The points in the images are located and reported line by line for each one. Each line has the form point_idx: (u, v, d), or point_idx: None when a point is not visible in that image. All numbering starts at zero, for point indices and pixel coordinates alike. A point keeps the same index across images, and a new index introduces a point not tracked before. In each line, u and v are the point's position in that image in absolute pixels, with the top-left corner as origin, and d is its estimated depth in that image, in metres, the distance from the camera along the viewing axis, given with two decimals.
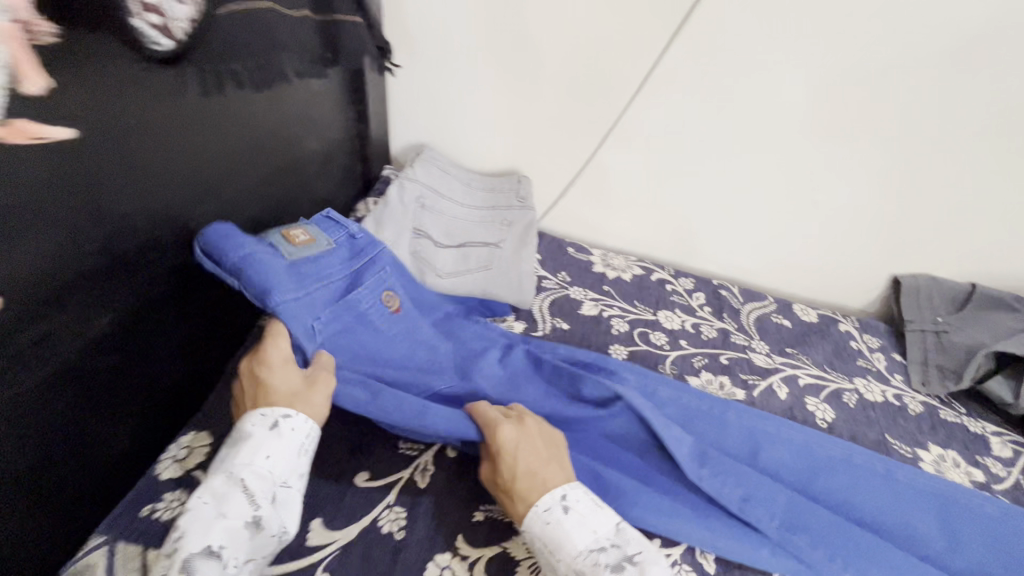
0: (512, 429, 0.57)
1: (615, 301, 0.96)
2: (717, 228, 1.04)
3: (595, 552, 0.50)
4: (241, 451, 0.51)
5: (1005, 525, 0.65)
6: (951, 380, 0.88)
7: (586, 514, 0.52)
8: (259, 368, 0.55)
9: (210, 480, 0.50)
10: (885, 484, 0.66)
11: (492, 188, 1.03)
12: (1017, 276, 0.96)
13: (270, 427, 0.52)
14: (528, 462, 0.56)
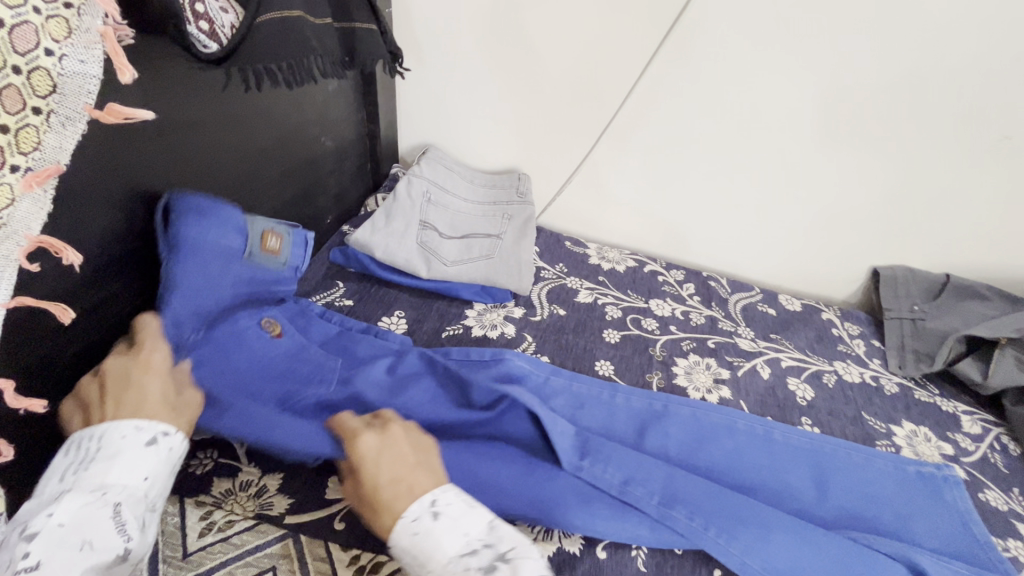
0: (371, 438, 0.56)
1: (609, 291, 1.02)
2: (706, 223, 1.10)
3: (466, 556, 0.47)
4: (111, 466, 0.47)
5: (874, 473, 0.74)
6: (923, 364, 0.94)
7: (457, 517, 0.50)
8: (136, 375, 0.54)
9: (58, 500, 0.44)
10: (763, 447, 0.75)
11: (494, 185, 1.09)
12: (992, 268, 1.02)
13: (145, 443, 0.50)
14: (390, 471, 0.53)
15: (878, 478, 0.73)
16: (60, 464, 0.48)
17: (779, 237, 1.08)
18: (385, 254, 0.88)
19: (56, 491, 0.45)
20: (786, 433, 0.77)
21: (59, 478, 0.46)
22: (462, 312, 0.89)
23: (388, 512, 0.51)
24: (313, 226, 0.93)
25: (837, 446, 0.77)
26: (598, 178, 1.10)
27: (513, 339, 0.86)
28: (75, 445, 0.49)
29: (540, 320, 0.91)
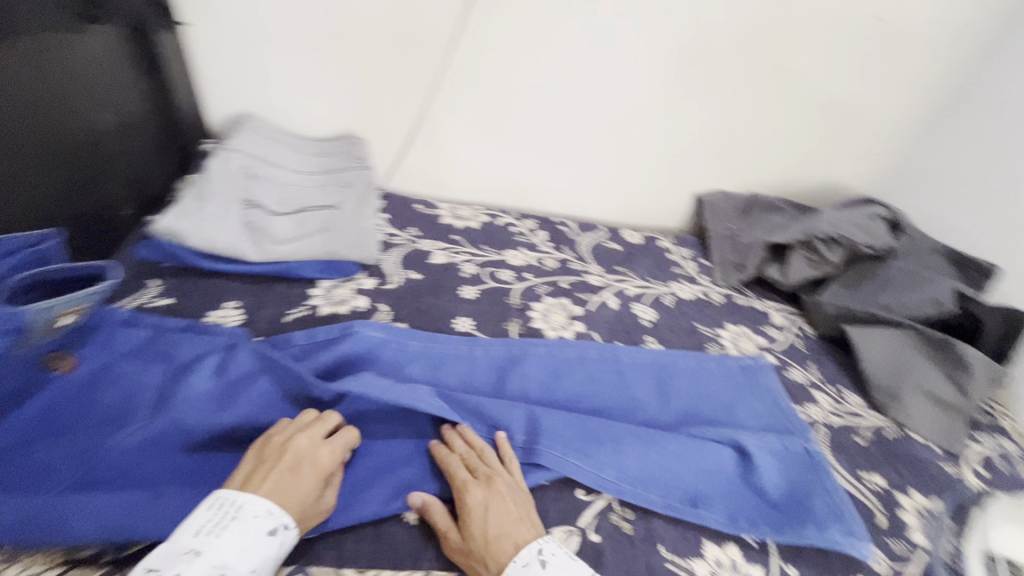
0: (480, 492, 0.59)
1: (464, 248, 1.02)
2: (550, 170, 1.13)
3: None
4: (231, 550, 0.46)
5: (702, 372, 0.85)
6: (740, 273, 1.07)
7: (562, 567, 0.54)
8: (307, 463, 0.56)
9: (187, 561, 0.45)
10: (613, 371, 0.82)
11: (326, 153, 1.01)
12: (784, 183, 1.19)
13: (269, 533, 0.49)
14: (499, 525, 0.56)
15: (710, 378, 0.84)
16: (202, 517, 0.49)
17: (616, 176, 1.15)
18: (202, 241, 0.78)
19: (188, 546, 0.46)
20: (633, 352, 0.85)
21: (194, 533, 0.47)
22: (306, 293, 0.83)
23: (496, 558, 0.53)
24: (104, 221, 0.79)
25: (674, 355, 0.87)
26: (439, 136, 1.07)
27: (366, 312, 0.82)
28: (217, 505, 0.50)
29: (393, 287, 0.88)
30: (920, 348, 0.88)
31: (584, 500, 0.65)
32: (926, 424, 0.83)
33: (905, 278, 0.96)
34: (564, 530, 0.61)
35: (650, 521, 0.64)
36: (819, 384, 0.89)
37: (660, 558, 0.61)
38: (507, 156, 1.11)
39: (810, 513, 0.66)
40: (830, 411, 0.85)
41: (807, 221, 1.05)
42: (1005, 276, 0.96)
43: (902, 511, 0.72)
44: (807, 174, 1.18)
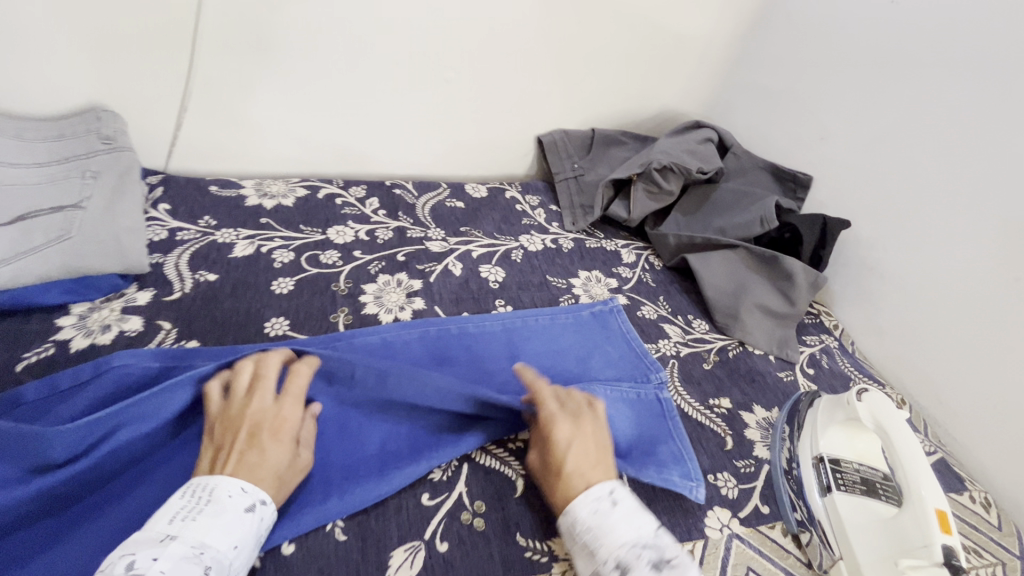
0: (567, 425, 0.59)
1: (276, 232, 0.86)
2: (372, 126, 0.99)
3: (636, 547, 0.49)
4: (210, 525, 0.44)
5: (555, 327, 0.81)
6: (589, 215, 1.04)
7: (631, 514, 0.52)
8: (268, 435, 0.53)
9: (162, 545, 0.42)
10: (461, 345, 0.74)
11: (60, 135, 0.77)
12: (621, 115, 1.16)
13: (247, 508, 0.47)
14: (577, 461, 0.56)
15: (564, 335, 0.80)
16: (175, 505, 0.45)
17: (449, 126, 1.04)
18: None
19: (163, 532, 0.43)
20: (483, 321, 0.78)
21: (169, 520, 0.44)
22: (48, 326, 0.64)
23: (568, 489, 0.54)
24: None
25: (525, 315, 0.81)
26: (220, 99, 0.87)
27: (140, 335, 0.65)
28: (190, 491, 0.47)
29: (179, 296, 0.71)
30: (751, 265, 0.92)
31: (429, 506, 0.57)
32: (763, 337, 0.88)
33: (736, 197, 1.00)
34: (407, 549, 0.53)
35: (506, 507, 0.59)
36: (669, 317, 0.90)
37: (518, 548, 0.55)
38: (316, 114, 0.94)
39: (654, 457, 0.65)
40: (679, 342, 0.86)
41: (643, 153, 1.03)
42: (816, 183, 1.02)
43: (747, 429, 0.75)
44: (642, 103, 1.16)
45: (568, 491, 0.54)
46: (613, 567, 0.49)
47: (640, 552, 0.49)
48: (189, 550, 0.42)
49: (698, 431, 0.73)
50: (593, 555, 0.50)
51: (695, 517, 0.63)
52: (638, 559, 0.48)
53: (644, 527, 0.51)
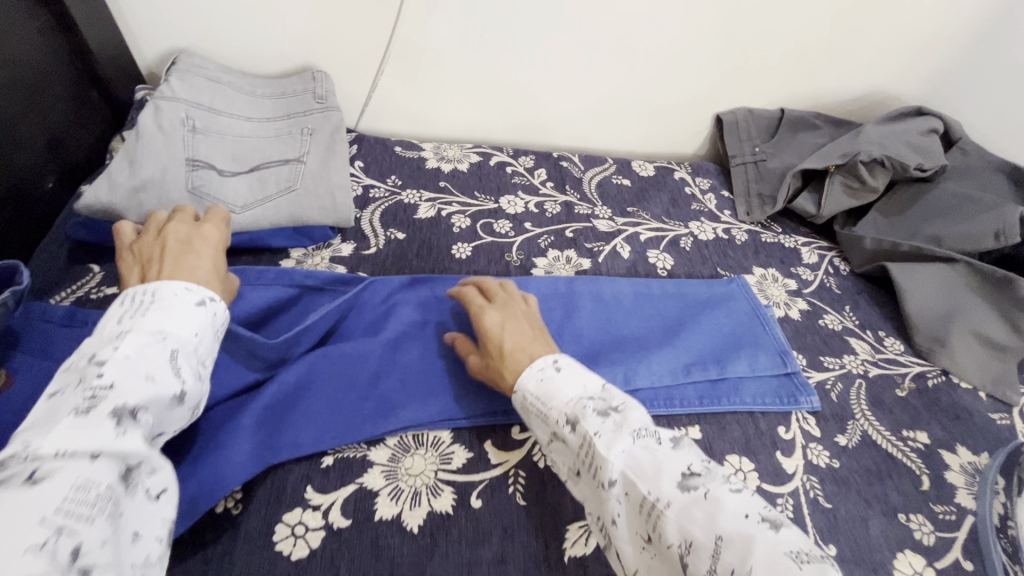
0: (495, 315, 0.61)
1: (454, 197, 0.89)
2: (548, 96, 0.98)
3: (584, 399, 0.51)
4: (165, 317, 0.47)
5: (704, 296, 0.79)
6: (768, 206, 0.95)
7: (576, 373, 0.54)
8: (197, 241, 0.57)
9: (120, 337, 0.44)
10: (611, 304, 0.76)
11: (282, 92, 0.85)
12: (815, 95, 1.04)
13: (196, 303, 0.50)
14: (515, 344, 0.58)
15: (718, 333, 0.75)
16: (116, 309, 0.48)
17: (623, 100, 1.00)
18: (139, 217, 0.66)
19: (122, 327, 0.46)
20: (635, 298, 0.77)
21: (119, 318, 0.47)
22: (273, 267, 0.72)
23: (512, 366, 0.56)
24: (26, 195, 0.66)
25: (680, 285, 0.81)
26: (412, 62, 0.91)
27: None
28: (129, 298, 0.49)
29: (374, 251, 0.77)
30: (971, 283, 0.79)
31: None
32: (974, 369, 0.76)
33: (956, 202, 0.86)
34: (581, 526, 0.54)
35: None
36: (856, 330, 0.81)
37: None
38: (497, 81, 0.95)
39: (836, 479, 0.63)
40: (867, 360, 0.77)
41: (845, 141, 0.91)
42: None
43: (948, 471, 0.66)
44: (845, 83, 1.02)
45: (509, 365, 0.57)
46: (563, 423, 0.50)
47: (585, 403, 0.51)
48: (149, 339, 0.45)
49: (889, 464, 0.65)
50: (547, 420, 0.52)
51: (884, 557, 0.57)
52: (584, 410, 0.50)
53: (591, 382, 0.54)
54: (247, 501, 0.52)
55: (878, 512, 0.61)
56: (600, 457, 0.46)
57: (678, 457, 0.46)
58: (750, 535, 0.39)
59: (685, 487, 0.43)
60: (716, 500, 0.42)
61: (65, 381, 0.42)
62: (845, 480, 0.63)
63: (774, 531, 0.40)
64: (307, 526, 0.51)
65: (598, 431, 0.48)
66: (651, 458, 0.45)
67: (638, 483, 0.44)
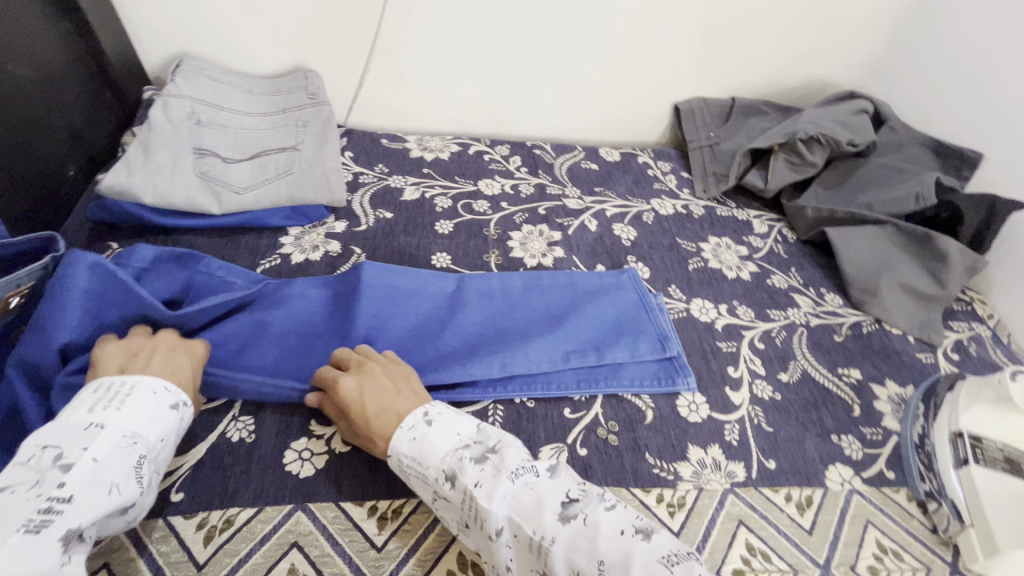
0: (352, 381, 0.58)
1: (436, 182, 0.98)
2: (520, 91, 1.08)
3: (459, 450, 0.53)
4: (139, 420, 0.49)
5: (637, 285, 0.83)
6: (722, 183, 1.05)
7: (448, 421, 0.55)
8: (183, 354, 0.58)
9: (91, 434, 0.46)
10: (545, 292, 0.79)
11: (277, 90, 0.94)
12: (762, 85, 1.14)
13: (172, 407, 0.52)
14: (377, 411, 0.56)
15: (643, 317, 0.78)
16: (89, 398, 0.49)
17: (588, 93, 1.10)
18: (155, 198, 0.74)
19: (88, 422, 0.47)
20: (523, 290, 0.79)
21: (88, 410, 0.48)
22: (275, 242, 0.80)
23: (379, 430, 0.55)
24: (53, 181, 0.74)
25: (619, 274, 0.84)
26: (395, 61, 1.00)
27: (339, 256, 0.80)
28: (105, 388, 0.50)
29: (365, 228, 0.86)
30: (898, 242, 0.89)
31: (570, 418, 0.65)
32: (903, 317, 0.85)
33: (887, 173, 0.96)
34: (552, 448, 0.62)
35: (636, 431, 0.65)
36: (800, 288, 0.90)
37: (646, 465, 0.62)
38: (473, 78, 1.04)
39: (777, 408, 0.71)
40: (810, 312, 0.86)
41: (787, 123, 1.02)
42: (986, 160, 0.94)
43: (877, 400, 0.75)
44: (789, 72, 1.13)
45: (375, 435, 0.55)
46: (443, 480, 0.51)
47: (461, 454, 0.52)
48: (122, 441, 0.47)
49: (824, 395, 0.74)
50: (426, 480, 0.53)
51: (817, 469, 0.66)
52: (461, 462, 0.51)
53: (466, 425, 0.56)
54: (259, 432, 0.59)
55: (813, 434, 0.69)
56: (483, 509, 0.49)
57: (556, 487, 0.51)
58: (629, 551, 0.45)
59: (564, 519, 0.48)
60: (593, 525, 0.47)
61: (15, 477, 0.42)
62: (785, 409, 0.72)
63: (645, 540, 0.47)
64: (311, 452, 0.58)
65: (478, 481, 0.50)
66: (533, 496, 0.49)
67: (525, 524, 0.48)
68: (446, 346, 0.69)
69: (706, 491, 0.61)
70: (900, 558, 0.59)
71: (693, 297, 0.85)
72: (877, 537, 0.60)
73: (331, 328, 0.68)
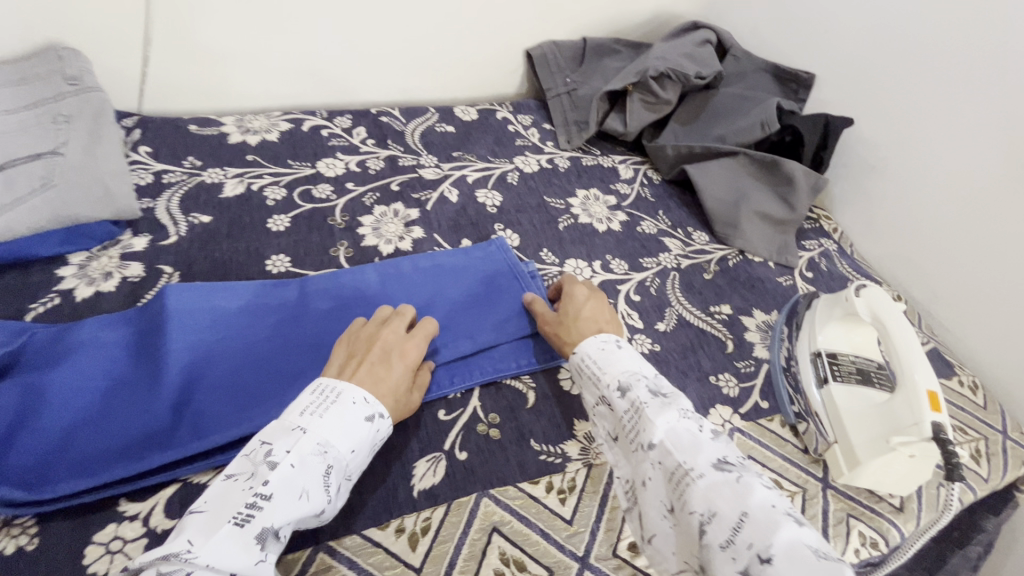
0: (584, 289, 0.67)
1: (264, 169, 0.84)
2: (350, 49, 0.94)
3: (637, 378, 0.54)
4: (335, 425, 0.47)
5: (506, 256, 0.76)
6: (584, 131, 1.00)
7: (636, 358, 0.57)
8: (396, 354, 0.56)
9: (294, 437, 0.45)
10: (404, 280, 0.70)
11: (23, 78, 0.71)
12: (611, 21, 1.10)
13: (366, 420, 0.49)
14: (593, 314, 0.63)
15: (514, 290, 0.72)
16: (305, 397, 0.49)
17: (429, 45, 0.99)
18: None
19: (294, 423, 0.46)
20: (381, 282, 0.69)
21: (300, 412, 0.47)
22: (49, 277, 0.64)
23: (577, 335, 0.61)
24: None
25: (485, 247, 0.77)
26: (182, 27, 0.82)
27: (142, 280, 0.66)
28: (319, 390, 0.49)
29: (175, 240, 0.71)
30: (751, 171, 0.91)
31: (445, 421, 0.59)
32: (762, 244, 0.88)
33: (735, 103, 0.97)
34: (428, 460, 0.56)
35: (518, 418, 0.61)
36: (669, 230, 0.89)
37: (532, 453, 0.58)
38: (291, 40, 0.89)
39: (657, 360, 0.70)
40: (680, 254, 0.86)
41: (637, 62, 0.99)
42: (819, 80, 0.98)
43: (747, 332, 0.76)
44: (635, 6, 1.09)
45: (576, 331, 0.61)
46: (614, 388, 0.53)
47: (638, 378, 0.53)
48: (315, 449, 0.45)
49: (700, 337, 0.74)
50: (596, 385, 0.56)
51: (700, 414, 0.66)
52: (636, 381, 0.53)
53: (646, 369, 0.56)
54: (46, 532, 0.47)
55: (693, 379, 0.69)
56: (645, 424, 0.50)
57: (717, 446, 0.47)
58: (776, 520, 0.40)
59: (720, 468, 0.45)
60: (747, 484, 0.43)
61: (240, 465, 0.44)
62: (665, 359, 0.71)
63: (798, 524, 0.41)
64: (124, 540, 0.48)
65: (646, 402, 0.51)
66: (691, 438, 0.48)
67: (675, 455, 0.47)
68: (288, 368, 0.59)
69: (595, 467, 0.58)
70: (780, 486, 0.61)
71: (567, 258, 0.81)
72: (757, 470, 0.62)
73: (135, 378, 0.55)
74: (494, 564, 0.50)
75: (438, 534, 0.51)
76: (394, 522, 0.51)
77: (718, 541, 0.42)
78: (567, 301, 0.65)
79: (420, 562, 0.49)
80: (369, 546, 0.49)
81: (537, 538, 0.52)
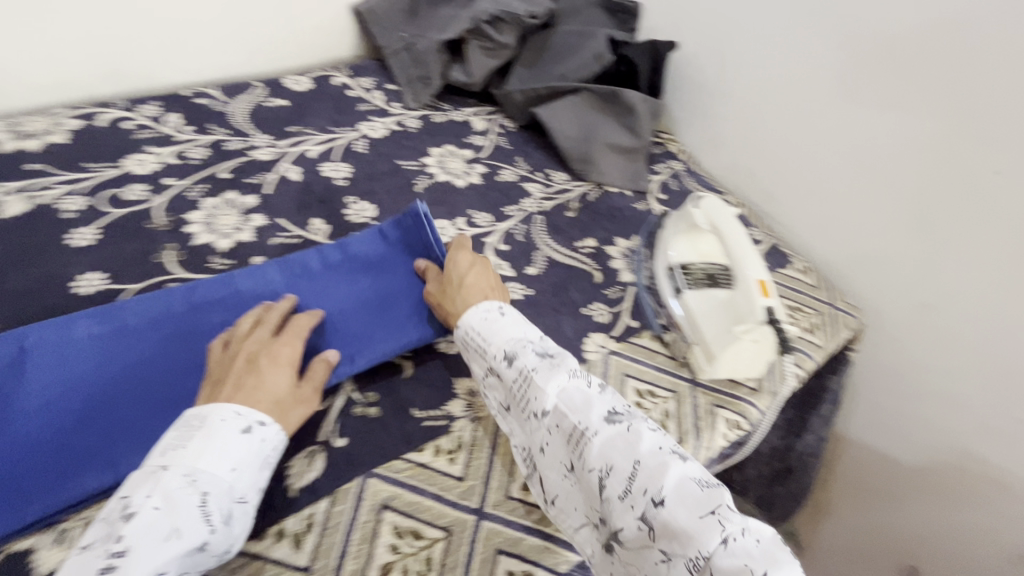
0: (468, 256, 0.65)
1: (53, 177, 0.71)
2: (139, 23, 0.82)
3: (523, 343, 0.55)
4: (203, 452, 0.43)
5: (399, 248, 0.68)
6: (429, 87, 0.96)
7: (520, 322, 0.58)
8: (265, 359, 0.51)
9: (154, 479, 0.42)
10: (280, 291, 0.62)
11: None
12: None
13: (241, 431, 0.45)
14: (478, 281, 0.62)
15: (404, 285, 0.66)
16: (169, 435, 0.45)
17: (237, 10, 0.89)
18: None
19: (156, 464, 0.43)
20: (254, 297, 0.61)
21: (161, 451, 0.43)
22: None
23: (462, 304, 0.60)
24: None
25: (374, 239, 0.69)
26: None
27: None
28: (182, 423, 0.46)
29: None
30: (596, 105, 0.93)
31: (317, 411, 0.56)
32: (616, 173, 0.91)
33: (573, 39, 0.96)
34: (303, 455, 0.52)
35: (396, 392, 0.59)
36: (528, 175, 0.89)
37: (415, 422, 0.57)
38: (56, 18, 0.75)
39: (532, 304, 0.71)
40: (542, 197, 0.86)
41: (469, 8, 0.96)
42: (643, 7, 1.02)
43: (612, 260, 0.79)
44: None
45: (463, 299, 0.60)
46: (501, 358, 0.54)
47: (525, 343, 0.55)
48: (181, 482, 0.42)
49: (569, 274, 0.76)
50: (484, 355, 0.56)
51: (576, 346, 0.68)
52: (523, 348, 0.54)
53: (532, 333, 0.57)
54: None
55: (566, 314, 0.71)
56: (538, 391, 0.51)
57: (606, 399, 0.51)
58: (665, 462, 0.45)
59: (611, 421, 0.48)
60: (637, 432, 0.47)
61: (98, 531, 0.40)
62: (538, 301, 0.72)
63: (683, 460, 0.46)
64: None
65: (536, 367, 0.52)
66: (584, 396, 0.50)
67: (571, 416, 0.49)
68: (130, 409, 0.52)
69: (481, 419, 0.58)
70: (655, 395, 0.65)
71: None
72: (634, 385, 0.65)
73: None
74: (388, 539, 0.48)
75: (323, 527, 0.48)
76: (273, 528, 0.48)
77: (617, 493, 0.45)
78: (449, 271, 0.63)
79: (307, 559, 0.46)
80: (247, 559, 0.46)
81: (430, 503, 0.51)
